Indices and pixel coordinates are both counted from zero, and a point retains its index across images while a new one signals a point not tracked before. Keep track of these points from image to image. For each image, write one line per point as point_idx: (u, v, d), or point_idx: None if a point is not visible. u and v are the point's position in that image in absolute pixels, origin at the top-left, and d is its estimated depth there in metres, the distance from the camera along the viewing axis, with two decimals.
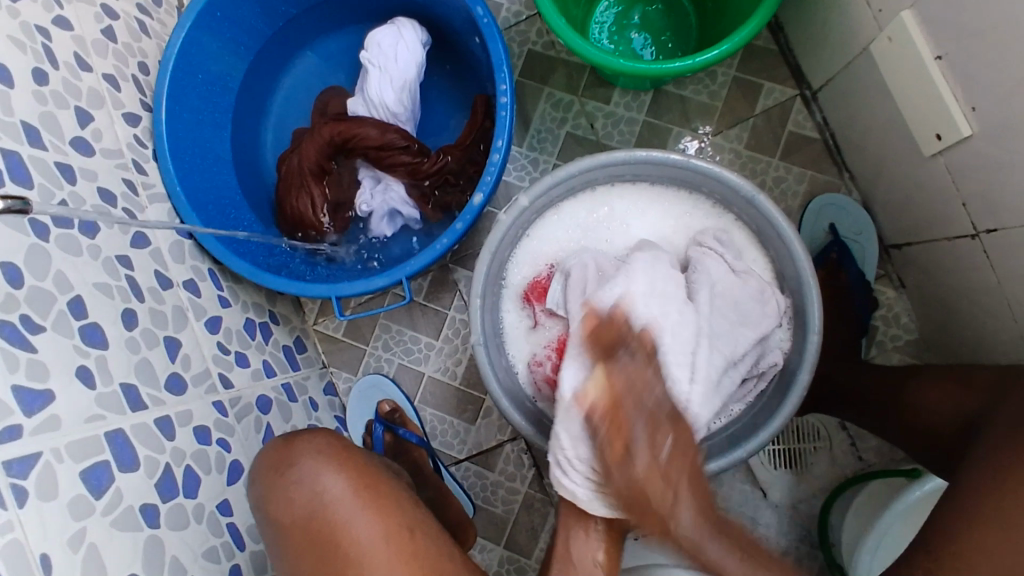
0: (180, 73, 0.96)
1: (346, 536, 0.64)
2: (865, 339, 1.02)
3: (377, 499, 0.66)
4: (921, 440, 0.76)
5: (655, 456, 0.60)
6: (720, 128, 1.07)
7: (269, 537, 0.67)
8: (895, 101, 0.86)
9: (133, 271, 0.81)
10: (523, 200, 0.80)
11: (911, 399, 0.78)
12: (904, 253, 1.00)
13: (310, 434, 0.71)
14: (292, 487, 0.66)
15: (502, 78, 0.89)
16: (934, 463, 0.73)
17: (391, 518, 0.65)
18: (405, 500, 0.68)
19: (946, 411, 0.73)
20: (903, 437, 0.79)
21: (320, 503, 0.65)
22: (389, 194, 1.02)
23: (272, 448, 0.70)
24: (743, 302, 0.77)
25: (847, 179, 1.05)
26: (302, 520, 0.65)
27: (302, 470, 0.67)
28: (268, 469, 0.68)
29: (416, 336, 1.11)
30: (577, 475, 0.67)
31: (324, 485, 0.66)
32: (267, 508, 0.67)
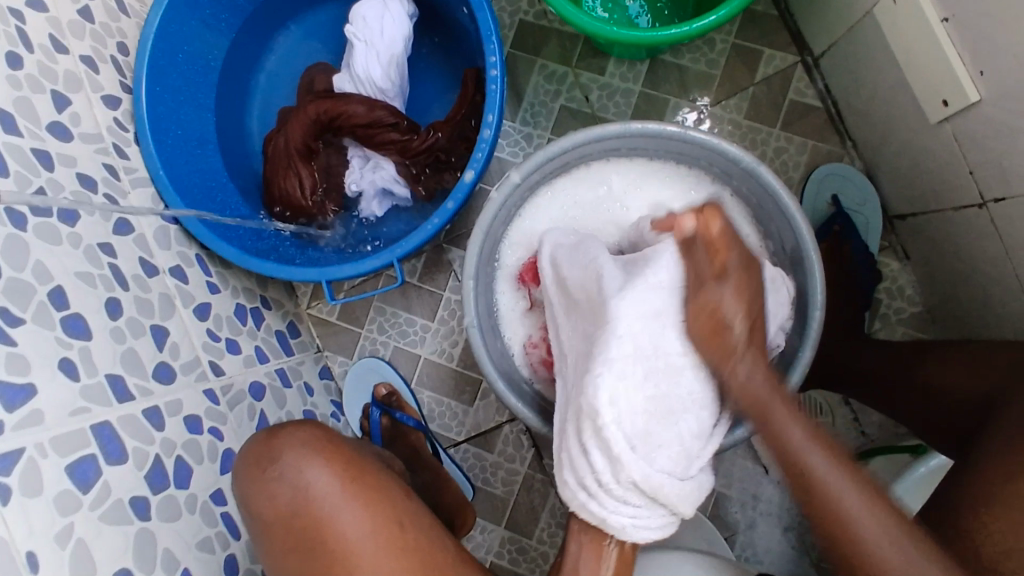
0: (159, 52, 0.93)
1: (331, 532, 0.63)
2: (868, 313, 1.00)
3: (364, 493, 0.65)
4: (930, 417, 0.74)
5: (731, 295, 0.57)
6: (719, 98, 1.04)
7: (253, 533, 0.66)
8: (900, 67, 0.82)
9: (117, 259, 0.79)
10: (516, 177, 0.77)
11: (925, 377, 0.75)
12: (908, 223, 0.97)
13: (293, 425, 0.69)
14: (274, 484, 0.65)
15: (492, 50, 0.85)
16: (949, 445, 0.72)
17: (381, 513, 0.64)
18: (397, 490, 0.67)
19: (955, 388, 0.71)
20: (914, 416, 0.77)
21: (304, 499, 0.64)
22: (379, 173, 0.99)
23: (254, 442, 0.68)
24: (750, 289, 0.73)
25: (850, 148, 1.02)
26: (286, 517, 0.65)
27: (284, 467, 0.65)
28: (250, 464, 0.67)
29: (411, 318, 1.10)
30: (607, 501, 0.62)
31: (307, 481, 0.64)
32: (250, 504, 0.66)
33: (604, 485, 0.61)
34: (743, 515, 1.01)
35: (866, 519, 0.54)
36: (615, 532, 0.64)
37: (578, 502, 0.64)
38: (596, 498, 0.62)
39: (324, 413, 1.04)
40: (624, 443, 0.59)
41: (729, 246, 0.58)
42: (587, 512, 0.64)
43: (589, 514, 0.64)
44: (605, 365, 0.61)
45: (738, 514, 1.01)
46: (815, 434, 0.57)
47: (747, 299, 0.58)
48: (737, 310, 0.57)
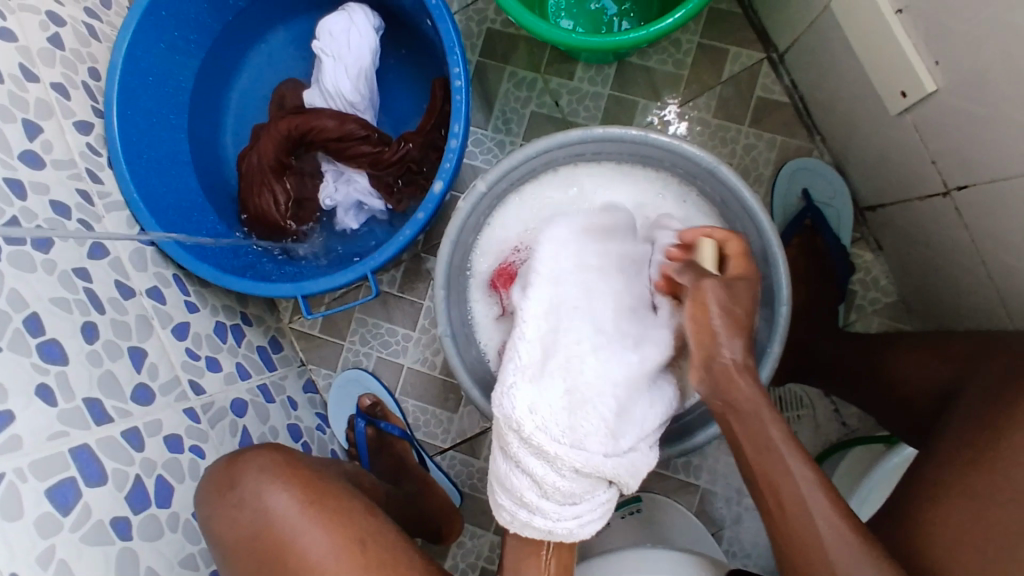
0: (129, 76, 0.94)
1: (293, 553, 0.64)
2: (843, 305, 1.01)
3: (325, 513, 0.66)
4: (896, 405, 0.75)
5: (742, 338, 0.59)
6: (688, 98, 1.04)
7: (218, 558, 0.67)
8: (861, 60, 0.83)
9: (92, 283, 0.79)
10: (482, 186, 0.78)
11: (891, 373, 0.76)
12: (880, 214, 0.98)
13: (254, 451, 0.70)
14: (235, 509, 0.66)
15: (455, 61, 0.86)
16: (912, 439, 0.73)
17: (344, 533, 0.65)
18: (359, 510, 0.68)
19: (921, 379, 0.71)
20: (882, 412, 0.78)
21: (264, 522, 0.65)
22: (353, 185, 1.01)
23: (216, 469, 0.68)
24: None
25: (819, 143, 1.03)
26: (247, 540, 0.65)
27: (244, 491, 0.66)
28: (209, 491, 0.68)
29: (393, 328, 1.10)
30: (550, 511, 0.63)
31: (267, 504, 0.65)
32: (213, 530, 0.67)
33: (542, 493, 0.62)
34: (728, 510, 1.03)
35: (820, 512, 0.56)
36: (564, 539, 0.65)
37: (519, 523, 0.64)
38: (539, 512, 0.63)
39: (309, 427, 1.05)
40: (554, 445, 0.60)
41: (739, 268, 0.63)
42: (534, 529, 0.64)
43: (534, 530, 0.64)
44: (518, 372, 0.62)
45: (723, 509, 1.03)
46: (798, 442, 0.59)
47: (743, 308, 0.60)
48: (731, 323, 0.60)
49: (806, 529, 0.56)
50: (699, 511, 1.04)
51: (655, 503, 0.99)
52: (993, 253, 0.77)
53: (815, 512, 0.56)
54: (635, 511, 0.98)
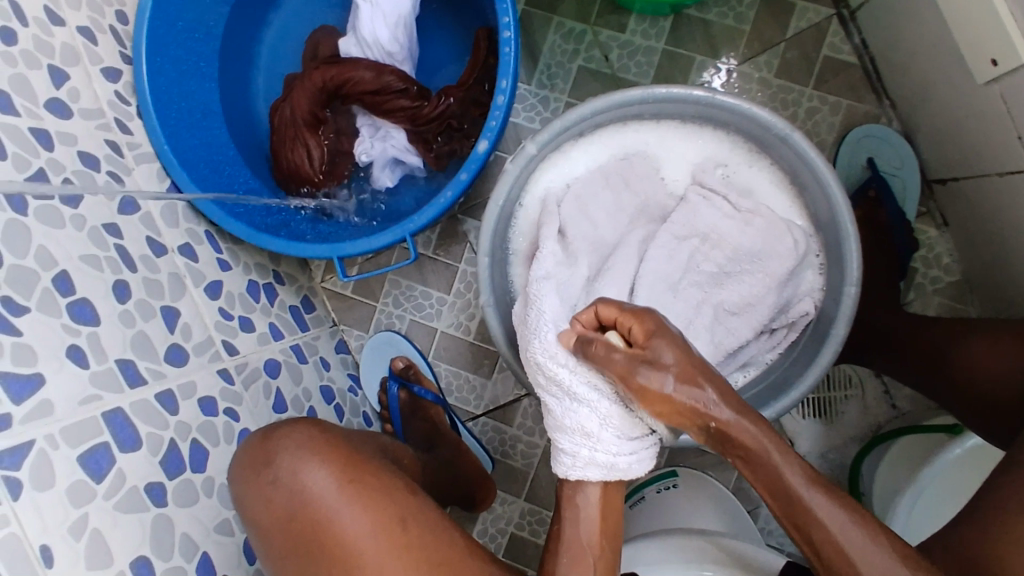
0: (158, 20, 0.89)
1: (331, 532, 0.62)
2: (903, 283, 0.95)
3: (364, 495, 0.64)
4: (974, 404, 0.71)
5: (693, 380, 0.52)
6: (749, 56, 0.97)
7: (253, 535, 0.66)
8: (946, 21, 0.76)
9: (123, 240, 0.77)
10: (531, 148, 0.74)
11: (962, 362, 0.72)
12: (950, 187, 0.91)
13: (290, 426, 0.68)
14: (270, 488, 0.65)
15: (505, 10, 0.80)
16: (988, 431, 0.69)
17: (384, 514, 0.63)
18: (400, 489, 0.66)
19: (1005, 384, 0.67)
20: (955, 404, 0.74)
21: (301, 501, 0.64)
22: (390, 141, 0.96)
23: (250, 445, 0.67)
24: (739, 249, 0.73)
25: (888, 108, 0.96)
26: (283, 519, 0.64)
27: (279, 469, 0.65)
28: (245, 468, 0.67)
29: (427, 291, 1.07)
30: (608, 443, 0.59)
31: (304, 482, 0.64)
32: (248, 507, 0.66)
33: (603, 422, 0.59)
34: None
35: (825, 513, 0.52)
36: (624, 476, 0.61)
37: (582, 464, 0.60)
38: (600, 445, 0.60)
39: (341, 389, 1.03)
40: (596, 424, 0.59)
41: (656, 327, 0.53)
42: (595, 467, 0.60)
43: (596, 469, 0.60)
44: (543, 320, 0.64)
45: None
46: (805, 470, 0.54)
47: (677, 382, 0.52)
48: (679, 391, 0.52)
49: (824, 538, 0.51)
50: (736, 488, 1.01)
51: (691, 478, 0.97)
52: None
53: (823, 517, 0.52)
54: (671, 485, 0.96)
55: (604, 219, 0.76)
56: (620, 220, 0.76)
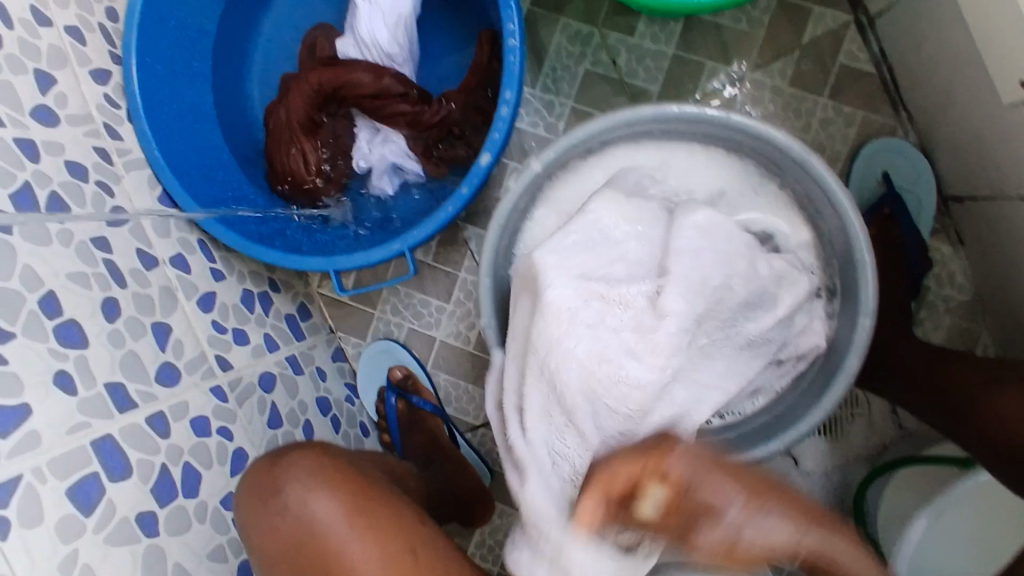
0: (149, 18, 0.85)
1: (341, 564, 0.61)
2: (914, 301, 0.93)
3: (373, 526, 0.63)
4: (998, 450, 0.70)
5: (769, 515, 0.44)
6: (761, 63, 0.94)
7: (257, 562, 0.64)
8: (973, 37, 0.73)
9: (112, 254, 0.74)
10: (535, 166, 0.71)
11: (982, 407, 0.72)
12: (967, 205, 0.89)
13: (296, 451, 0.67)
14: (278, 517, 0.63)
15: (510, 17, 0.78)
16: (1001, 471, 0.70)
17: (393, 543, 0.62)
18: (408, 518, 0.65)
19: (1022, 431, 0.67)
20: (972, 442, 0.74)
21: (310, 532, 0.62)
22: (389, 146, 0.93)
23: (256, 471, 0.65)
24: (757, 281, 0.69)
25: (904, 120, 0.92)
26: (292, 549, 0.62)
27: (289, 498, 0.63)
28: (250, 495, 0.65)
29: (426, 299, 1.05)
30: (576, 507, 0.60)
31: (314, 512, 0.62)
32: (253, 535, 0.64)
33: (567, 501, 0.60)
34: None
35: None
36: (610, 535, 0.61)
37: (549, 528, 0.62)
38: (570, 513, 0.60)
39: (338, 399, 1.01)
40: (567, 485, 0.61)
41: (692, 468, 0.46)
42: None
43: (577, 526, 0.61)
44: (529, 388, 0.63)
45: None
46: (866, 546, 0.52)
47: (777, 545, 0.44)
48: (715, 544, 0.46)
49: None
50: None
51: None
52: None
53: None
54: None
55: (575, 265, 0.66)
56: (586, 283, 0.65)
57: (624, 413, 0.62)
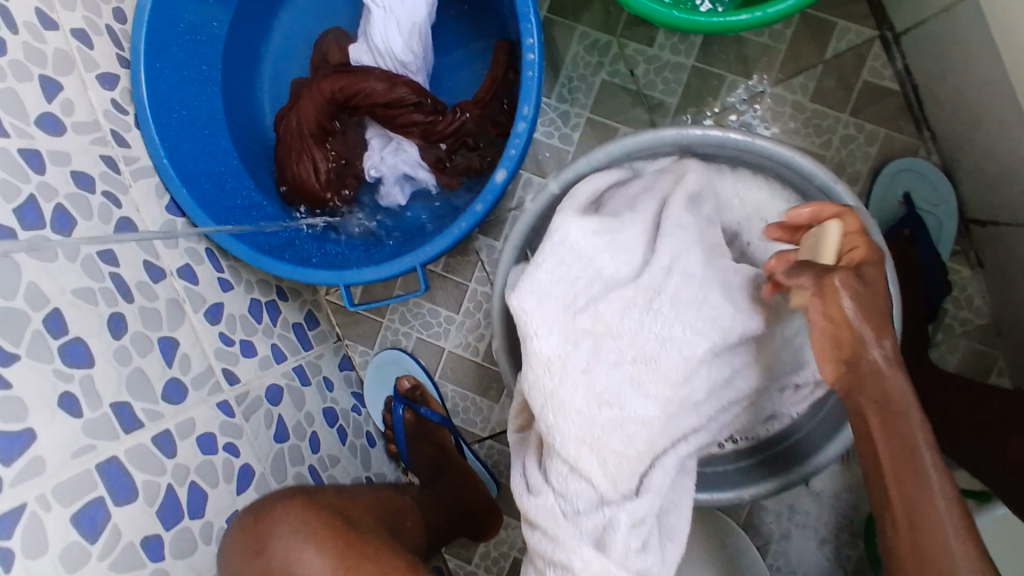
0: (158, 22, 0.83)
1: None
2: (931, 323, 0.92)
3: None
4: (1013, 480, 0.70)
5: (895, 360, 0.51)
6: (783, 77, 0.92)
7: None
8: (1005, 62, 0.71)
9: (119, 268, 0.73)
10: (553, 187, 0.70)
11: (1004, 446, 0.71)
12: (989, 230, 0.87)
13: (282, 506, 0.72)
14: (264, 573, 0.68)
15: (529, 30, 0.76)
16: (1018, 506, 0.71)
17: None
18: (392, 564, 0.72)
19: None
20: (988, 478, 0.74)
21: None
22: (401, 156, 0.91)
23: (241, 528, 0.70)
24: None
25: (927, 139, 0.90)
26: None
27: (275, 555, 0.69)
28: (238, 551, 0.69)
29: (435, 309, 1.03)
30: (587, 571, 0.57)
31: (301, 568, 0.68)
32: None
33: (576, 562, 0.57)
34: (778, 524, 0.97)
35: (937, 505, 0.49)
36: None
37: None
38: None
39: (345, 409, 1.00)
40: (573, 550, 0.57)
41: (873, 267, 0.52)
42: None
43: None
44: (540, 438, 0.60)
45: (773, 523, 0.98)
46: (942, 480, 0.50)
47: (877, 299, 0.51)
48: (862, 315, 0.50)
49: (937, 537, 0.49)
50: (747, 524, 0.98)
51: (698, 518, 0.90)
52: None
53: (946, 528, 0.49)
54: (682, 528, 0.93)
55: (562, 299, 0.58)
56: (575, 323, 0.58)
57: (634, 454, 0.58)
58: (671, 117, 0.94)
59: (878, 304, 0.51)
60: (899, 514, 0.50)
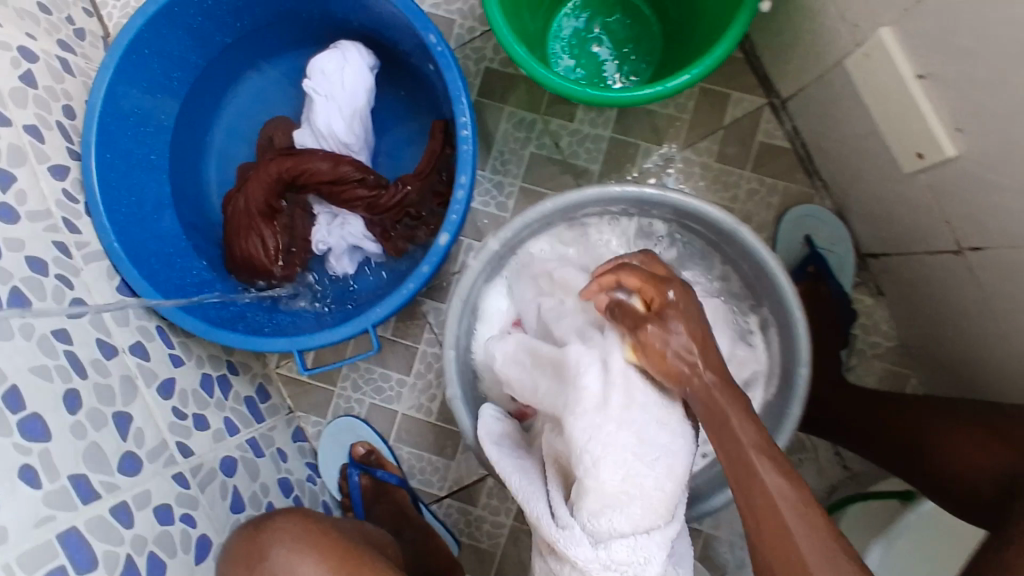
0: (110, 116, 0.88)
1: None
2: (846, 350, 1.00)
3: None
4: (942, 486, 0.71)
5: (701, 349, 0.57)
6: (691, 141, 1.03)
7: None
8: (872, 115, 0.80)
9: (73, 345, 0.74)
10: (493, 244, 0.77)
11: (925, 449, 0.73)
12: (881, 261, 0.97)
13: (282, 519, 0.73)
14: None
15: (461, 110, 0.85)
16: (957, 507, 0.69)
17: None
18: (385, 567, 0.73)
19: (961, 460, 0.69)
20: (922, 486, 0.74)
21: None
22: (348, 229, 0.97)
23: (240, 538, 0.70)
24: None
25: (821, 188, 1.01)
26: None
27: (274, 564, 0.69)
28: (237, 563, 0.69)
29: (386, 373, 1.07)
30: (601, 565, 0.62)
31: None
32: None
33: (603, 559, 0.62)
34: (732, 555, 1.01)
35: (778, 493, 0.53)
36: None
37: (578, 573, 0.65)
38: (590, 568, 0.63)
39: (300, 479, 1.01)
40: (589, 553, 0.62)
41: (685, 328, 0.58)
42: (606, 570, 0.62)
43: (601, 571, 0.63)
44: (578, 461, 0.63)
45: (728, 554, 1.02)
46: (768, 447, 0.56)
47: (689, 325, 0.58)
48: (687, 344, 0.57)
49: (767, 509, 0.53)
50: (703, 557, 1.02)
51: None
52: (1007, 315, 0.74)
53: (784, 508, 0.53)
54: None
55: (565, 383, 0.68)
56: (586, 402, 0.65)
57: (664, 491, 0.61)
58: (596, 182, 1.04)
59: (689, 319, 0.58)
60: (731, 468, 0.56)
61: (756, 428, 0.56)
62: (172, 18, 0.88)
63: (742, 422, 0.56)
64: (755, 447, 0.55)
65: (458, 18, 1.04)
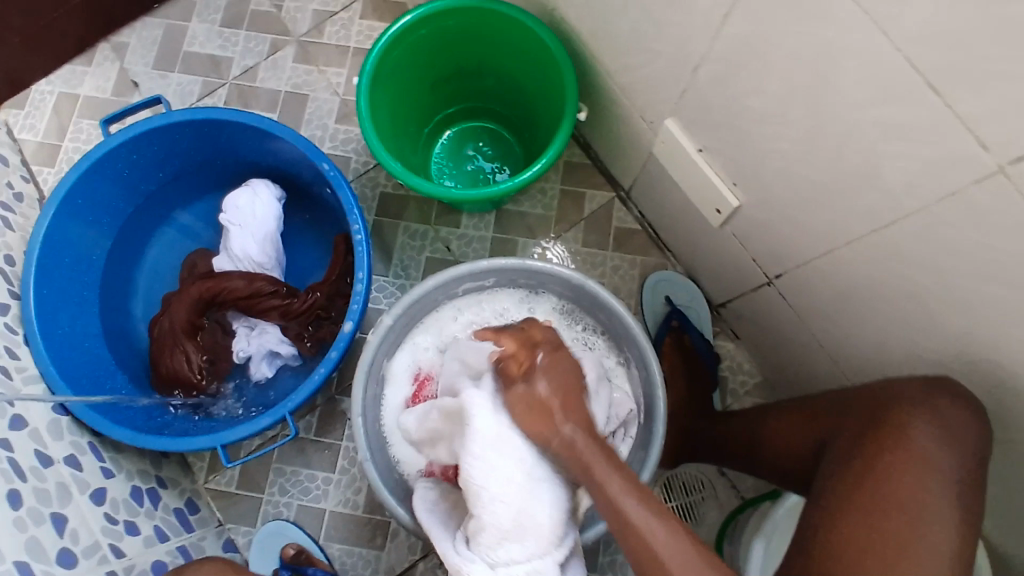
0: (47, 259, 1.00)
1: None
2: (718, 391, 1.14)
3: None
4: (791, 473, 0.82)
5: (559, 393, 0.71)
6: (560, 232, 1.22)
7: None
8: (682, 189, 1.00)
9: (14, 453, 0.81)
10: (388, 319, 0.89)
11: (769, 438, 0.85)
12: (729, 308, 1.14)
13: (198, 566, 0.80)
14: None
15: (354, 219, 1.00)
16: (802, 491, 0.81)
17: None
18: None
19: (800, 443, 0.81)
20: (771, 475, 0.86)
21: None
22: (265, 337, 1.08)
23: None
24: None
25: (671, 257, 1.20)
26: None
27: None
28: None
29: (312, 473, 1.13)
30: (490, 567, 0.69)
31: None
32: None
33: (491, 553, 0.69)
34: None
35: (666, 547, 0.59)
36: None
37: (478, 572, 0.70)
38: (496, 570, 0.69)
39: None
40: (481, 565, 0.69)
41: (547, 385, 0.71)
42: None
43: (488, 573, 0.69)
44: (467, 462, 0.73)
45: None
46: (631, 484, 0.63)
47: (563, 376, 0.73)
48: (550, 386, 0.71)
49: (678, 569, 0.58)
50: None
51: None
52: (818, 323, 0.91)
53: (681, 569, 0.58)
54: None
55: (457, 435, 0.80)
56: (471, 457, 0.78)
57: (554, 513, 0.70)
58: None
59: (558, 373, 0.73)
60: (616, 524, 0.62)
61: (616, 462, 0.65)
62: (102, 173, 1.03)
63: (609, 470, 0.64)
64: (621, 490, 0.62)
65: (353, 155, 1.24)
